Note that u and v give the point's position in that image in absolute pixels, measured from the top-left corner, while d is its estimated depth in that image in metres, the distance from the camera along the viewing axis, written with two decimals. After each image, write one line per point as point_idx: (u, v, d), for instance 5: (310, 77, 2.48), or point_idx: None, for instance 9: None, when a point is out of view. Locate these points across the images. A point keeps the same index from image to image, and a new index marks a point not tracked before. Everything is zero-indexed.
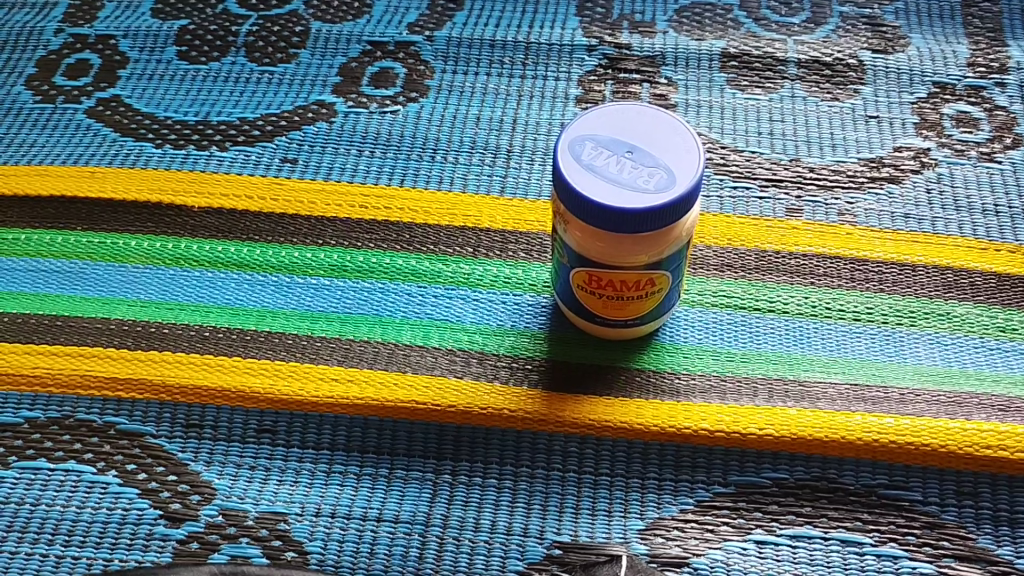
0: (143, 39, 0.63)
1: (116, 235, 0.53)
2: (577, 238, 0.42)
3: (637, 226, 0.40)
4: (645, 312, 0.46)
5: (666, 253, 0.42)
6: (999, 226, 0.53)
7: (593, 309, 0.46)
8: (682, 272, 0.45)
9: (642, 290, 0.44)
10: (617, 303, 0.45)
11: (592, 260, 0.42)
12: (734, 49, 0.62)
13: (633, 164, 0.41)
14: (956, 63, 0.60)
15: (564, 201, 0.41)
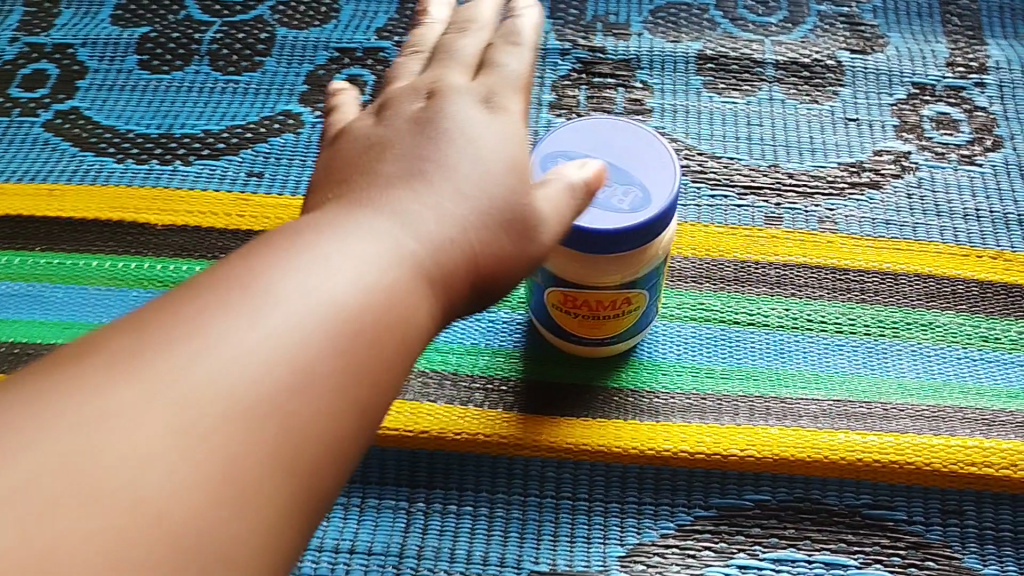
0: (103, 48, 0.61)
1: (77, 256, 0.51)
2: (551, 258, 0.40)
3: (614, 245, 0.38)
4: (622, 329, 0.44)
5: (643, 270, 0.41)
6: (981, 232, 0.52)
7: (570, 326, 0.44)
8: (659, 288, 0.44)
9: (619, 308, 0.43)
10: (595, 321, 0.43)
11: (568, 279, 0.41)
12: (711, 50, 0.60)
13: (606, 183, 0.39)
14: (935, 63, 0.59)
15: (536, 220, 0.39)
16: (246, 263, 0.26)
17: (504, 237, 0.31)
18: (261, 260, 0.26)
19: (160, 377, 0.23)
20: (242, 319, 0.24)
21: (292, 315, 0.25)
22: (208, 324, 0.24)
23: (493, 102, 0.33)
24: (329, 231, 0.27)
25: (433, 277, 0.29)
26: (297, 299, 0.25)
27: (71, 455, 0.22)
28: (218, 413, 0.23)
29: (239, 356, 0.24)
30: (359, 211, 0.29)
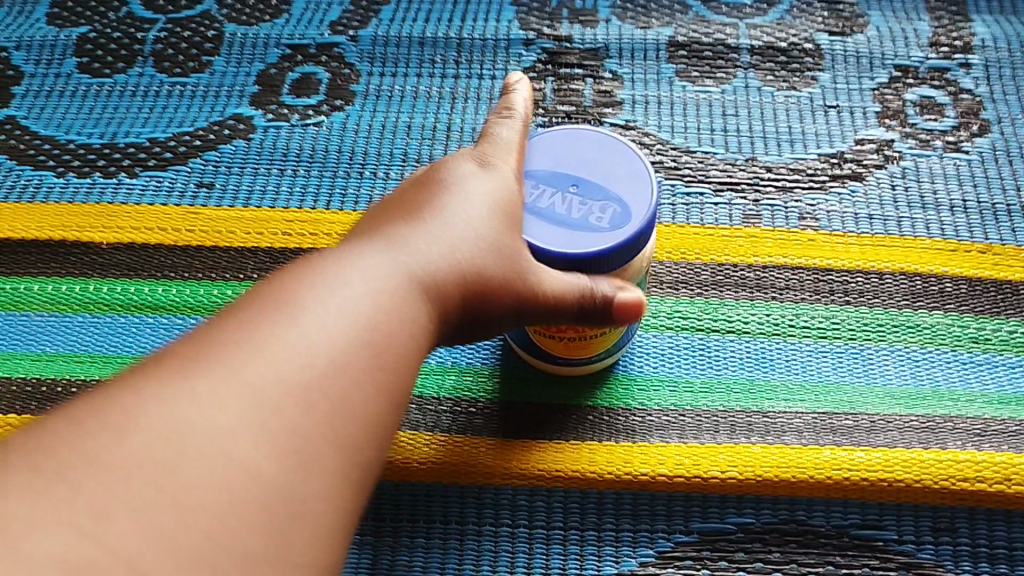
0: (40, 51, 0.58)
1: (17, 280, 0.48)
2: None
3: (591, 269, 0.36)
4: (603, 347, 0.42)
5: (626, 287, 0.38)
6: (968, 224, 0.49)
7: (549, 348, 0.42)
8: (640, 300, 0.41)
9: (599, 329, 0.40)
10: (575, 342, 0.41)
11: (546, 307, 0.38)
12: (683, 36, 0.57)
13: (581, 199, 0.36)
14: (918, 43, 0.56)
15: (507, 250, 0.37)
16: (290, 287, 0.30)
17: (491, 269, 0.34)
18: (297, 292, 0.30)
19: (182, 395, 0.26)
20: (294, 346, 0.28)
21: (325, 343, 0.29)
22: (225, 357, 0.28)
23: (487, 162, 0.36)
24: (355, 263, 0.31)
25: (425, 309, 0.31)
26: (334, 323, 0.29)
27: (155, 457, 0.25)
28: (284, 427, 0.27)
29: (249, 383, 0.27)
30: (374, 245, 0.32)
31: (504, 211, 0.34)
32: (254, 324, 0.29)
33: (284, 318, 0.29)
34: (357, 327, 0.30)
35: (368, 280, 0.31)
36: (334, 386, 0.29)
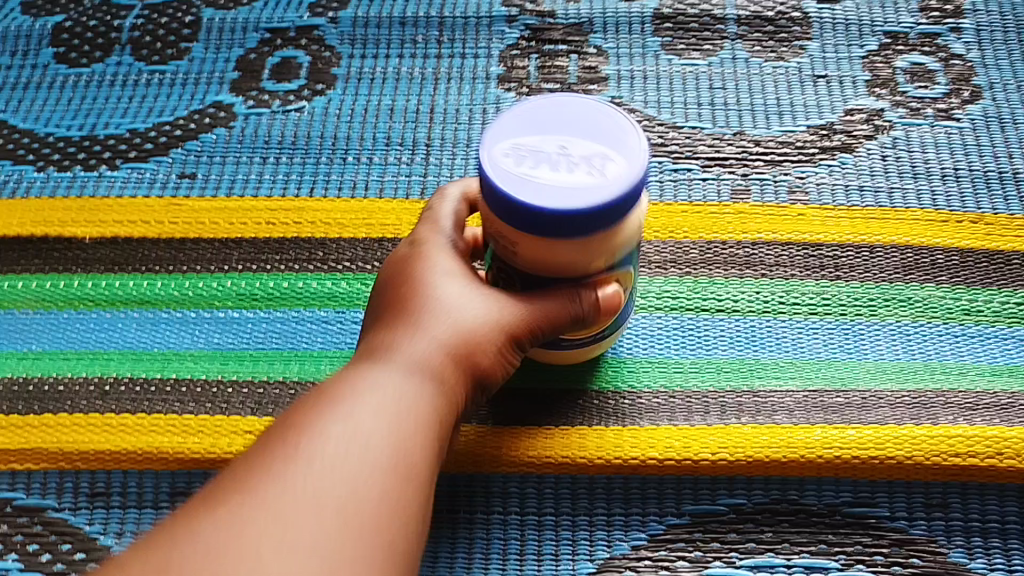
0: (15, 42, 0.57)
1: (1, 277, 0.48)
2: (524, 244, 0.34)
3: (584, 229, 0.33)
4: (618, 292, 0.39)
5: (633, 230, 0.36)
6: (960, 194, 0.49)
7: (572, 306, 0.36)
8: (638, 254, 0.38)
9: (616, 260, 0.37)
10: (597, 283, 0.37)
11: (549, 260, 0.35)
12: (669, 8, 0.56)
13: (569, 160, 0.33)
14: (907, 8, 0.55)
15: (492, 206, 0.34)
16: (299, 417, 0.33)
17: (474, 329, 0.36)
18: (311, 421, 0.32)
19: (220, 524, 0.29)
20: (321, 462, 0.30)
21: (357, 448, 0.31)
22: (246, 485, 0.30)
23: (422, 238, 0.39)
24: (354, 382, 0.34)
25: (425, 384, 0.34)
26: (354, 431, 0.32)
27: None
28: (351, 518, 0.29)
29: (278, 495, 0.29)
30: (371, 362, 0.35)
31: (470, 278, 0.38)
32: (278, 461, 0.30)
33: (307, 443, 0.31)
34: (377, 429, 0.32)
35: (382, 388, 0.33)
36: (375, 475, 0.31)
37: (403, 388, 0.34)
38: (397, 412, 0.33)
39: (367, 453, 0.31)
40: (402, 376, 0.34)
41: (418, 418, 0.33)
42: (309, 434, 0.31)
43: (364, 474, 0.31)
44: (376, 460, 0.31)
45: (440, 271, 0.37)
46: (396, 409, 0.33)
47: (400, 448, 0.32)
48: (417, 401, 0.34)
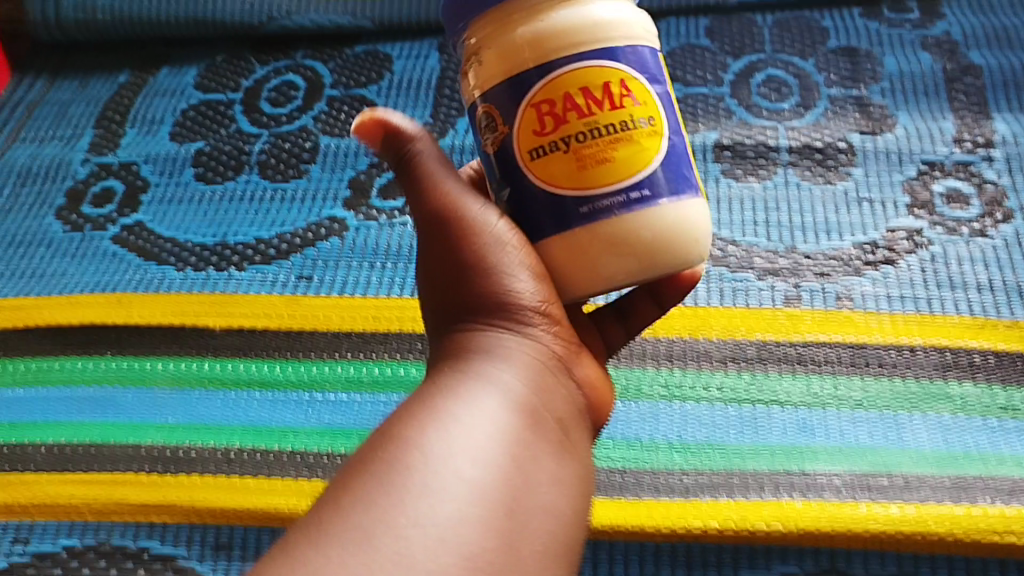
0: (164, 164, 0.67)
1: (144, 359, 0.56)
2: (487, 45, 0.33)
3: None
4: (631, 175, 0.32)
5: (581, 57, 0.31)
6: (994, 303, 0.54)
7: (559, 197, 0.32)
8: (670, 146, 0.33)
9: (601, 107, 0.31)
10: (591, 158, 0.32)
11: (502, 95, 0.32)
12: (727, 139, 0.65)
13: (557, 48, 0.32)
14: (942, 140, 0.62)
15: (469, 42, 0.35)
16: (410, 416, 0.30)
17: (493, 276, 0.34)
18: (398, 465, 0.28)
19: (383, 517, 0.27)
20: (420, 495, 0.27)
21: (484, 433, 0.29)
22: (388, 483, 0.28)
23: None
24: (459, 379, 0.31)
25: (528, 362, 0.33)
26: (470, 425, 0.30)
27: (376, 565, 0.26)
28: (470, 544, 0.27)
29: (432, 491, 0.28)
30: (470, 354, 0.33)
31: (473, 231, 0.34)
32: (366, 512, 0.27)
33: (398, 493, 0.27)
34: (478, 453, 0.29)
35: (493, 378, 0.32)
36: (489, 492, 0.28)
37: (496, 415, 0.30)
38: (497, 433, 0.30)
39: (475, 480, 0.28)
40: (476, 391, 0.31)
41: (526, 419, 0.31)
42: (395, 483, 0.28)
43: (474, 490, 0.28)
44: (484, 478, 0.28)
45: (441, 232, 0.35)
46: (495, 429, 0.30)
47: (513, 462, 0.30)
48: (520, 411, 0.31)
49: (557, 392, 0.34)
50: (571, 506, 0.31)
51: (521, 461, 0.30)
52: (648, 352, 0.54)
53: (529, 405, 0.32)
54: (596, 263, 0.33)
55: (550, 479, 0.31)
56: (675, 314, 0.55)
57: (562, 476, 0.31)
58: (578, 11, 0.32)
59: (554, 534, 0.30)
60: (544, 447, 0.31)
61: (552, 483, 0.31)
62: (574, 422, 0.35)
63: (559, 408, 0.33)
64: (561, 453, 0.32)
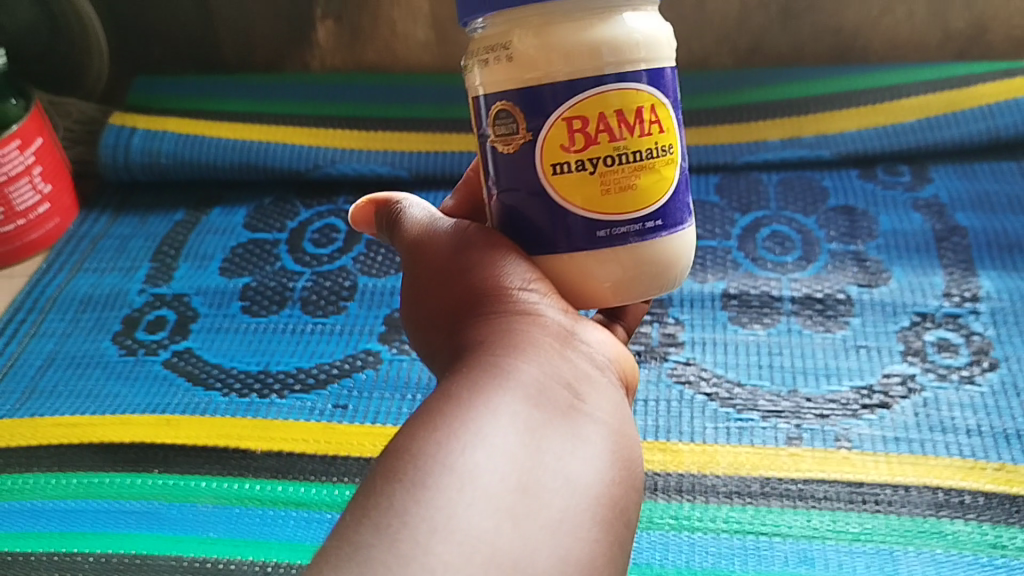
0: (213, 295, 0.73)
1: (189, 477, 0.59)
2: (521, 42, 0.35)
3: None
4: (644, 203, 0.37)
5: (611, 80, 0.35)
6: (983, 446, 0.57)
7: (574, 216, 0.36)
8: (676, 172, 0.38)
9: (632, 132, 0.36)
10: (614, 183, 0.36)
11: (522, 101, 0.35)
12: (734, 288, 0.70)
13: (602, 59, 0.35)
14: (933, 293, 0.68)
15: (494, 23, 0.37)
16: (422, 425, 0.32)
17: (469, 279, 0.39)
18: (397, 471, 0.30)
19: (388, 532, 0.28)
20: (418, 492, 0.29)
21: (484, 430, 0.31)
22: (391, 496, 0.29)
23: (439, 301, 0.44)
24: (465, 386, 0.33)
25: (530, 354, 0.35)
26: (470, 424, 0.31)
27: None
28: (472, 527, 0.29)
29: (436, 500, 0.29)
30: (478, 362, 0.35)
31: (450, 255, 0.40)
32: (380, 528, 0.28)
33: (394, 492, 0.30)
34: (474, 438, 0.31)
35: (494, 379, 0.33)
36: (490, 479, 0.30)
37: (491, 402, 0.32)
38: (494, 417, 0.32)
39: (483, 470, 0.30)
40: (470, 382, 0.34)
41: (527, 399, 0.33)
42: (394, 485, 0.30)
43: (473, 473, 0.30)
44: (482, 459, 0.30)
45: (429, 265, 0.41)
46: (491, 415, 0.32)
47: (514, 440, 0.31)
48: (520, 393, 0.33)
49: (566, 368, 0.35)
50: (595, 472, 0.33)
51: (523, 437, 0.32)
52: (659, 485, 0.57)
53: (530, 384, 0.34)
54: (598, 275, 0.37)
55: (563, 448, 0.32)
56: (685, 451, 0.59)
57: (579, 445, 0.33)
58: (616, 31, 0.35)
59: (574, 498, 0.31)
60: (552, 422, 0.33)
61: (567, 453, 0.32)
62: (606, 392, 0.36)
63: (570, 378, 0.35)
64: (575, 423, 0.34)
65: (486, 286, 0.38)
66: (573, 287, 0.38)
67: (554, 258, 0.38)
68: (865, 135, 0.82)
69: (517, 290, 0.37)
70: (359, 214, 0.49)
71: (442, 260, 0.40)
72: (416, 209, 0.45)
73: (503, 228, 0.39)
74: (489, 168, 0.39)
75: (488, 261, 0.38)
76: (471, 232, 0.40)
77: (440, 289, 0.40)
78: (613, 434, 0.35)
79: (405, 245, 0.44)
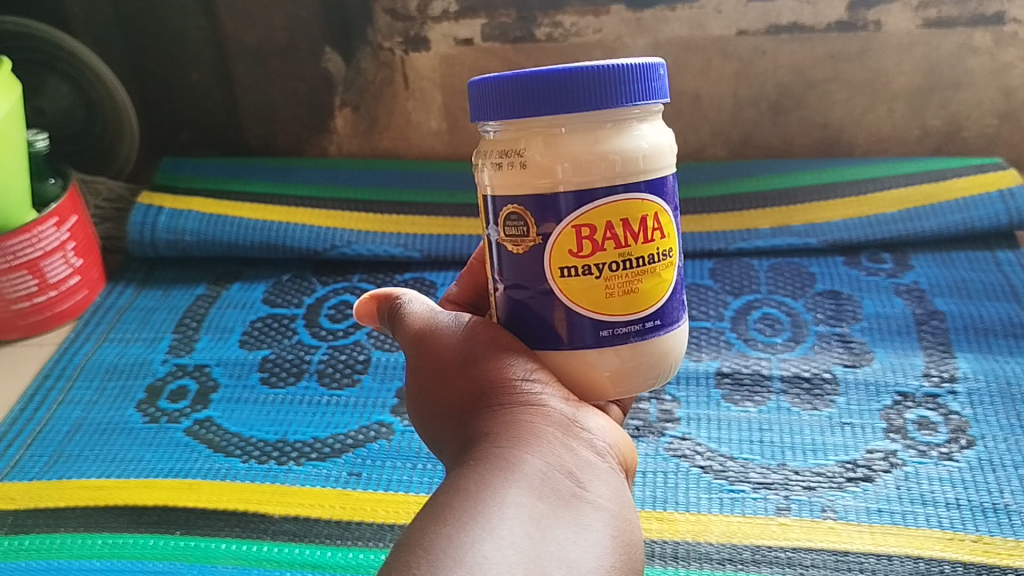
0: (233, 367, 0.77)
1: (209, 539, 0.61)
2: (535, 154, 0.37)
3: (563, 102, 0.36)
4: (644, 306, 0.39)
5: (618, 191, 0.37)
6: (962, 518, 0.60)
7: (579, 316, 0.39)
8: (673, 274, 0.41)
9: (636, 240, 0.38)
10: (618, 287, 0.38)
11: (534, 207, 0.38)
12: (727, 367, 0.75)
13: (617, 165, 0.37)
14: (913, 373, 0.72)
15: (507, 128, 0.39)
16: (433, 520, 0.35)
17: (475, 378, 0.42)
18: (409, 562, 0.32)
19: None
20: None
21: (490, 522, 0.34)
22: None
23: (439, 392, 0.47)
24: (473, 484, 0.36)
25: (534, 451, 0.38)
26: (477, 518, 0.34)
27: None
28: None
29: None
30: (485, 461, 0.37)
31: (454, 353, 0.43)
32: None
33: None
34: (482, 532, 0.33)
35: (499, 477, 0.36)
36: (497, 565, 0.32)
37: (497, 496, 0.35)
38: (501, 510, 0.34)
39: (491, 557, 0.32)
40: (477, 478, 0.36)
41: (531, 490, 0.36)
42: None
43: (481, 564, 0.32)
44: (490, 552, 0.32)
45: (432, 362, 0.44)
46: (498, 508, 0.34)
47: (520, 531, 0.34)
48: (524, 485, 0.36)
49: (567, 459, 0.38)
50: (598, 556, 0.35)
51: (529, 527, 0.34)
52: (655, 552, 0.59)
53: (533, 477, 0.36)
54: (598, 366, 0.40)
55: (567, 535, 0.35)
56: (680, 520, 0.61)
57: (582, 530, 0.35)
58: (625, 143, 0.37)
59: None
60: (554, 511, 0.36)
61: (570, 540, 0.34)
62: (607, 480, 0.39)
63: (572, 468, 0.38)
64: (576, 510, 0.36)
65: (492, 384, 0.41)
66: (574, 378, 0.40)
67: (557, 353, 0.40)
68: (849, 225, 0.88)
69: (521, 381, 0.40)
70: (360, 308, 0.51)
71: (448, 358, 0.43)
72: (415, 303, 0.48)
73: (507, 324, 0.42)
74: (495, 264, 0.41)
75: (492, 358, 0.41)
76: (471, 327, 0.44)
77: (446, 382, 0.43)
78: (613, 519, 0.37)
79: (406, 337, 0.47)
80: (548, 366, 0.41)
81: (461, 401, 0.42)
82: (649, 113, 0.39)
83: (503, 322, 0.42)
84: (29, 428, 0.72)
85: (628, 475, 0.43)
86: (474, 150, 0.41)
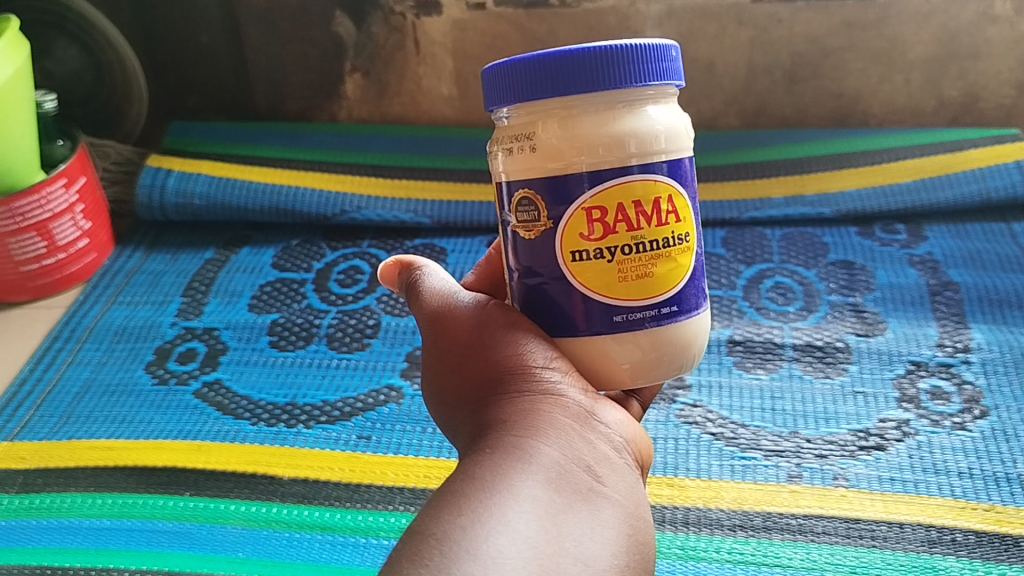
0: (242, 330, 0.77)
1: (219, 500, 0.61)
2: (544, 133, 0.37)
3: (584, 81, 0.36)
4: (661, 290, 0.38)
5: (634, 173, 0.36)
6: (976, 487, 0.59)
7: (592, 300, 0.38)
8: (691, 259, 0.40)
9: (649, 223, 0.37)
10: (631, 272, 0.37)
11: (544, 189, 0.37)
12: (739, 336, 0.74)
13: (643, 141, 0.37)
14: (927, 343, 0.71)
15: (518, 112, 0.39)
16: (446, 506, 0.34)
17: (491, 360, 0.41)
18: (421, 551, 0.32)
19: None
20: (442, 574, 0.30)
21: (504, 514, 0.33)
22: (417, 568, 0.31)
23: None
24: (488, 472, 0.35)
25: (549, 442, 0.37)
26: (491, 509, 0.33)
27: None
28: None
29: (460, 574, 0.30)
30: (501, 448, 0.37)
31: (471, 334, 0.43)
32: None
33: None
34: (498, 525, 0.32)
35: (514, 466, 0.35)
36: (510, 558, 0.31)
37: (513, 487, 0.34)
38: (516, 502, 0.34)
39: (505, 549, 0.32)
40: (493, 467, 0.35)
41: (548, 483, 0.35)
42: (419, 571, 0.31)
43: (496, 559, 0.31)
44: (505, 545, 0.32)
45: (446, 341, 0.43)
46: (514, 500, 0.34)
47: (536, 525, 0.33)
48: (541, 478, 0.35)
49: (585, 451, 0.37)
50: (612, 555, 0.34)
51: (544, 522, 0.33)
52: (666, 518, 0.59)
53: (550, 470, 0.36)
54: (616, 356, 0.39)
55: (582, 531, 0.34)
56: (691, 486, 0.61)
57: (598, 526, 0.35)
58: (640, 125, 0.37)
59: None
60: (571, 505, 0.35)
61: (586, 536, 0.34)
62: (621, 472, 0.38)
63: (589, 462, 0.37)
64: (593, 507, 0.35)
65: (509, 369, 0.40)
66: (592, 368, 0.40)
67: (572, 336, 0.39)
68: (863, 196, 0.87)
69: (539, 369, 0.39)
70: (384, 272, 0.51)
71: (464, 340, 0.43)
72: (434, 278, 0.48)
73: (523, 309, 0.41)
74: (509, 248, 0.41)
75: (510, 344, 0.40)
76: (490, 310, 0.43)
77: (463, 365, 0.42)
78: (628, 516, 0.36)
79: (422, 312, 0.46)
80: (566, 352, 0.40)
81: (476, 386, 0.41)
82: (664, 96, 0.39)
83: (521, 306, 0.41)
84: (39, 389, 0.72)
85: (644, 470, 0.42)
86: (489, 141, 0.41)
